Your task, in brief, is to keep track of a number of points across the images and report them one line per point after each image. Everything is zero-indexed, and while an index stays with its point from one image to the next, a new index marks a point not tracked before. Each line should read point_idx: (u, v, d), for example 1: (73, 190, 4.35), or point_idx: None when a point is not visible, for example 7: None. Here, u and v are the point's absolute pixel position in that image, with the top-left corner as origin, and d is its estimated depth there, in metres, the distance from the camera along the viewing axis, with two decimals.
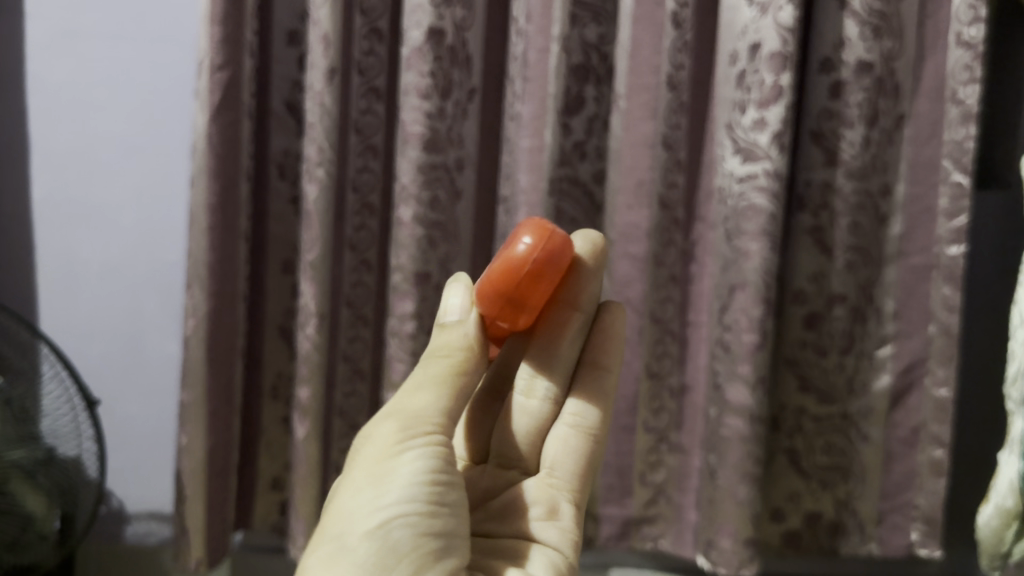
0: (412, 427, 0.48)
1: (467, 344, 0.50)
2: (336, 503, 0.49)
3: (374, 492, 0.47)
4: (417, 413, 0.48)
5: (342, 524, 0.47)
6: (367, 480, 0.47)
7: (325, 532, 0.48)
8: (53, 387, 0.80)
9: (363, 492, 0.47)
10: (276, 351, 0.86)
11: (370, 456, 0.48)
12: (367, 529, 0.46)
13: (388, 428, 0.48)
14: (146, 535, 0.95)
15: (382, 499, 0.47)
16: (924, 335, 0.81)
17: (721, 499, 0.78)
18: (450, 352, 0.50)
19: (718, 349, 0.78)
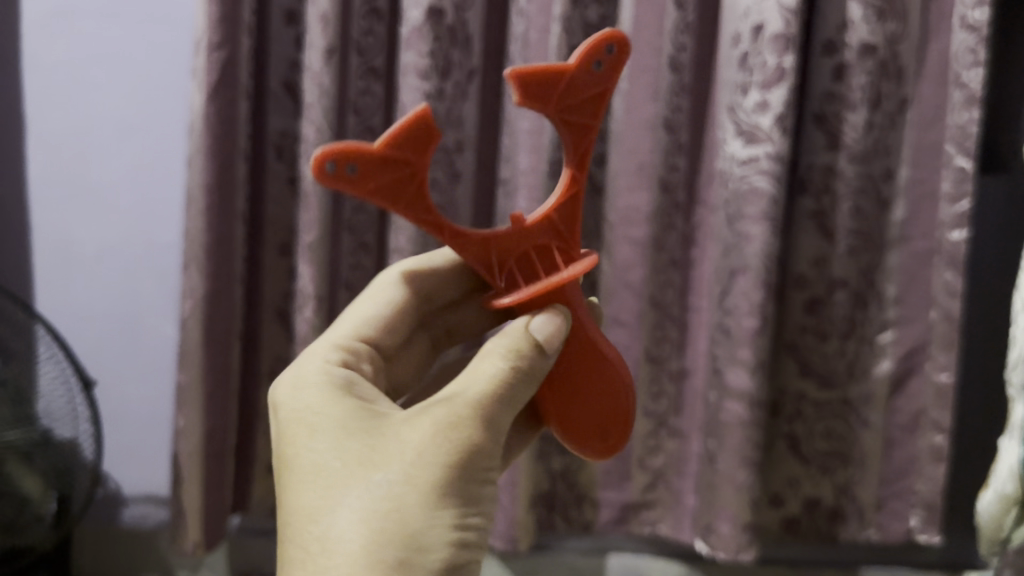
0: (490, 451, 0.42)
1: (535, 369, 0.46)
2: (376, 477, 0.40)
3: (459, 508, 0.40)
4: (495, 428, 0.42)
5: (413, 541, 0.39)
6: (448, 492, 0.40)
7: (364, 511, 0.39)
8: (50, 369, 0.80)
9: (441, 502, 0.40)
10: (273, 334, 0.86)
11: (445, 458, 0.40)
12: (444, 558, 0.39)
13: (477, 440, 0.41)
14: (142, 518, 0.96)
15: (464, 525, 0.40)
16: (925, 321, 0.80)
17: (720, 484, 0.78)
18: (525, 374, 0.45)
19: (718, 334, 0.77)
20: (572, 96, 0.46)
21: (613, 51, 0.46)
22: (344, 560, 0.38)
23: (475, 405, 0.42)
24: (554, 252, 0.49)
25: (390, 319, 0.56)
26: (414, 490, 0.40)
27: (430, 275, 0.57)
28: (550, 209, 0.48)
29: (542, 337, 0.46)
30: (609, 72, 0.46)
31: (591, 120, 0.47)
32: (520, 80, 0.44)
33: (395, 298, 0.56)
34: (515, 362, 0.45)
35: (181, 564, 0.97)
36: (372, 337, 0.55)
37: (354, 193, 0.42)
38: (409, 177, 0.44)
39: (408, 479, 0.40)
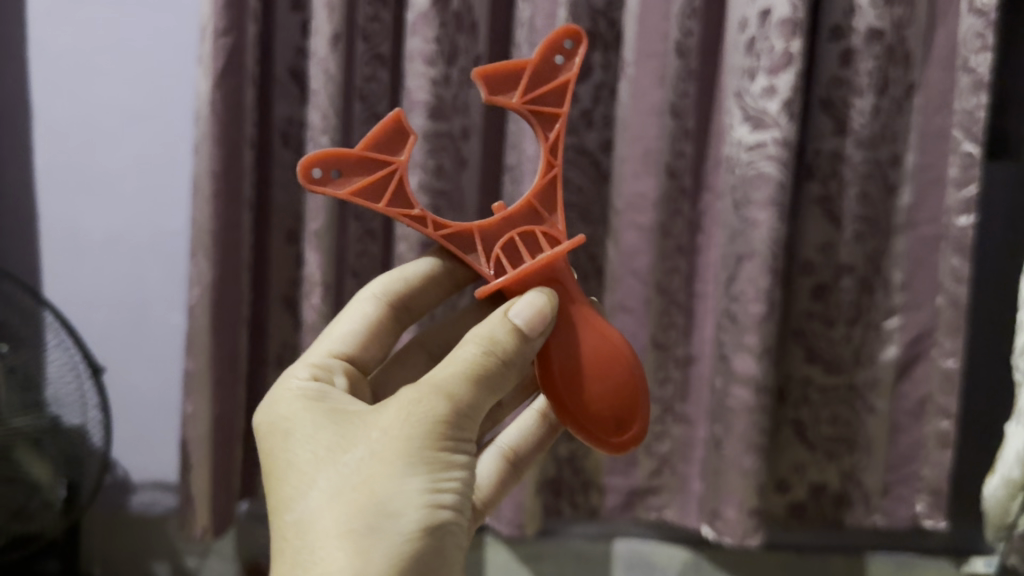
0: (460, 421, 0.45)
1: (515, 354, 0.48)
2: (345, 458, 0.44)
3: (428, 473, 0.43)
4: (467, 402, 0.45)
5: (392, 507, 0.42)
6: (414, 460, 0.43)
7: (335, 490, 0.43)
8: (58, 355, 0.80)
9: (409, 470, 0.43)
10: (281, 321, 0.86)
11: (408, 430, 0.44)
12: (417, 518, 0.42)
13: (443, 410, 0.44)
14: (151, 504, 0.96)
15: (435, 488, 0.43)
16: (932, 307, 0.81)
17: (727, 470, 0.78)
18: (503, 356, 0.47)
19: (725, 320, 0.77)
20: (535, 87, 0.52)
21: (570, 46, 0.53)
22: (321, 539, 0.42)
23: (440, 380, 0.45)
24: (539, 235, 0.52)
25: (365, 335, 0.59)
26: (381, 464, 0.43)
27: (402, 287, 0.60)
28: (531, 196, 0.53)
29: (522, 321, 0.48)
30: (570, 63, 0.53)
31: (559, 107, 0.53)
32: (483, 74, 0.51)
33: (369, 314, 0.59)
34: (488, 348, 0.47)
35: (190, 549, 0.97)
36: (347, 353, 0.58)
37: (342, 192, 0.48)
38: (391, 177, 0.50)
39: (373, 454, 0.43)
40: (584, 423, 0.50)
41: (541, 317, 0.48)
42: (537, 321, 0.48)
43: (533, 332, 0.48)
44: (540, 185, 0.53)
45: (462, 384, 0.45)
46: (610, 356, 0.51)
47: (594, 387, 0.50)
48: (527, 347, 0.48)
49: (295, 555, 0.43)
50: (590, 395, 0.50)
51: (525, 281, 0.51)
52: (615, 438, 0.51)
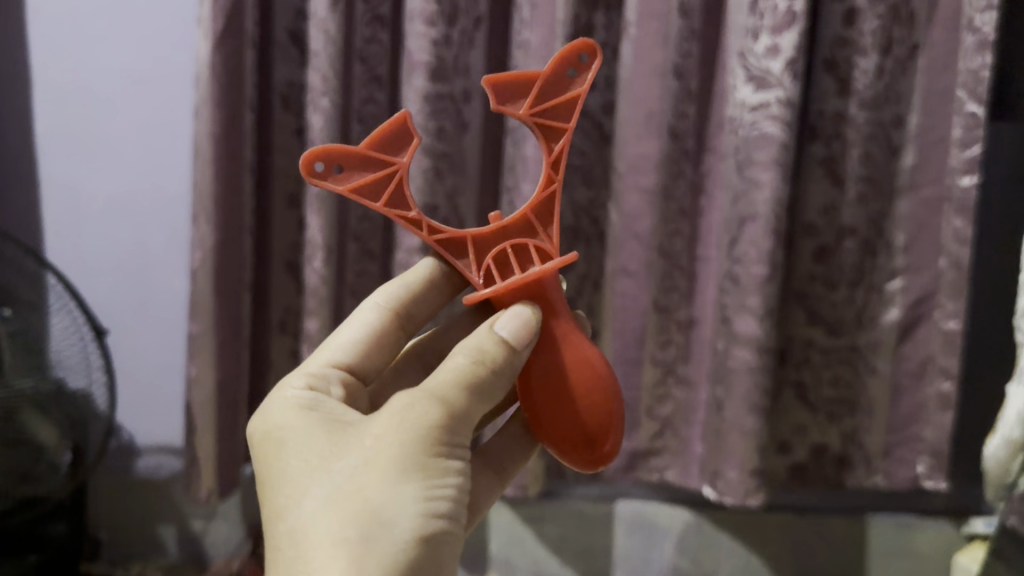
0: (452, 426, 0.46)
1: (505, 365, 0.49)
2: (337, 467, 0.45)
3: (423, 480, 0.44)
4: (459, 411, 0.46)
5: (386, 517, 0.43)
6: (409, 467, 0.44)
7: (330, 497, 0.44)
8: (61, 318, 0.80)
9: (403, 476, 0.44)
10: (283, 286, 0.86)
11: (402, 438, 0.45)
12: (412, 523, 0.43)
13: (437, 418, 0.45)
14: (157, 468, 0.97)
15: (429, 494, 0.44)
16: (934, 269, 0.80)
17: (728, 431, 0.79)
18: (494, 365, 0.48)
19: (727, 283, 0.77)
20: (545, 100, 0.53)
21: (585, 60, 0.53)
22: (317, 546, 0.43)
23: (432, 390, 0.46)
24: (532, 249, 0.52)
25: (368, 344, 0.58)
26: (374, 472, 0.44)
27: (402, 293, 0.59)
28: (528, 209, 0.53)
29: (509, 334, 0.49)
30: (582, 79, 0.53)
31: (568, 122, 0.53)
32: (494, 82, 0.52)
33: (372, 323, 0.58)
34: (476, 358, 0.48)
35: (195, 513, 0.98)
36: (349, 363, 0.56)
37: (340, 187, 0.49)
38: (390, 179, 0.50)
39: (366, 462, 0.44)
40: (562, 442, 0.50)
41: (528, 329, 0.49)
42: (523, 335, 0.49)
43: (521, 343, 0.49)
44: (537, 200, 0.53)
45: (456, 392, 0.47)
46: (593, 372, 0.50)
47: (569, 404, 0.50)
48: (514, 359, 0.49)
49: (291, 564, 0.43)
50: (565, 411, 0.50)
51: (512, 294, 0.51)
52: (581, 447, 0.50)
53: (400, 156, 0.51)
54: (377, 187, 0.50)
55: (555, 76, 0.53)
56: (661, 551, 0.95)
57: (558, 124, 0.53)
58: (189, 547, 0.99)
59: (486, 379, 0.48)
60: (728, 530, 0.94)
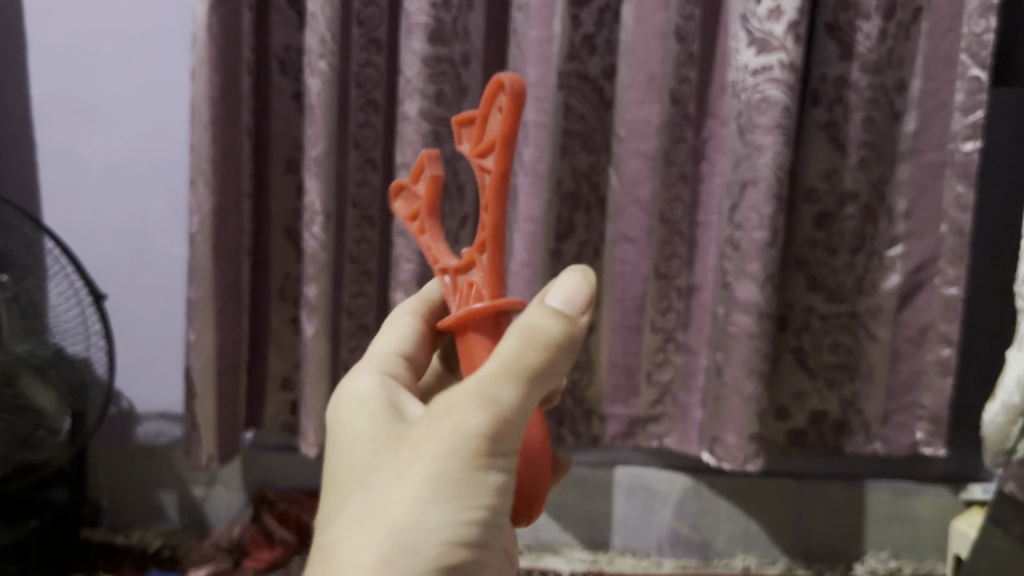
0: (500, 436, 0.37)
1: (567, 339, 0.39)
2: (375, 478, 0.38)
3: (453, 501, 0.36)
4: (508, 418, 0.37)
5: (403, 539, 0.35)
6: (440, 479, 0.36)
7: (361, 516, 0.37)
8: (59, 284, 0.81)
9: (431, 495, 0.36)
10: (282, 251, 0.86)
11: (438, 447, 0.36)
12: (433, 548, 0.36)
13: (480, 421, 0.36)
14: (157, 434, 0.97)
15: (455, 512, 0.36)
16: (935, 235, 0.80)
17: (727, 396, 0.79)
18: (550, 342, 0.38)
19: (728, 249, 0.77)
20: (481, 140, 0.41)
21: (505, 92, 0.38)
22: (338, 562, 0.36)
23: (478, 388, 0.37)
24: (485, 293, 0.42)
25: (417, 341, 0.50)
26: (404, 487, 0.36)
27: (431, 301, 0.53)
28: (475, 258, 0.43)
29: (562, 304, 0.40)
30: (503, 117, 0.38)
31: (490, 166, 0.40)
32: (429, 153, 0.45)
33: (414, 325, 0.51)
34: (525, 335, 0.38)
35: (196, 478, 0.98)
36: (404, 355, 0.49)
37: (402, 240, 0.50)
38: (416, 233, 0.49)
39: (399, 479, 0.37)
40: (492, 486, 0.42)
41: (584, 298, 0.41)
42: (579, 302, 0.40)
43: (577, 312, 0.40)
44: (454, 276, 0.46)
45: (503, 385, 0.37)
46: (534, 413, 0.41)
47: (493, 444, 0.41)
48: (575, 331, 0.40)
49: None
50: None
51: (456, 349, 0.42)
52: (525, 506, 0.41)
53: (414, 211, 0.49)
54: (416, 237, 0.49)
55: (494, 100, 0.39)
56: (659, 517, 0.96)
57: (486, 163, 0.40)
58: (190, 514, 0.99)
59: (547, 363, 0.38)
60: (726, 496, 0.95)
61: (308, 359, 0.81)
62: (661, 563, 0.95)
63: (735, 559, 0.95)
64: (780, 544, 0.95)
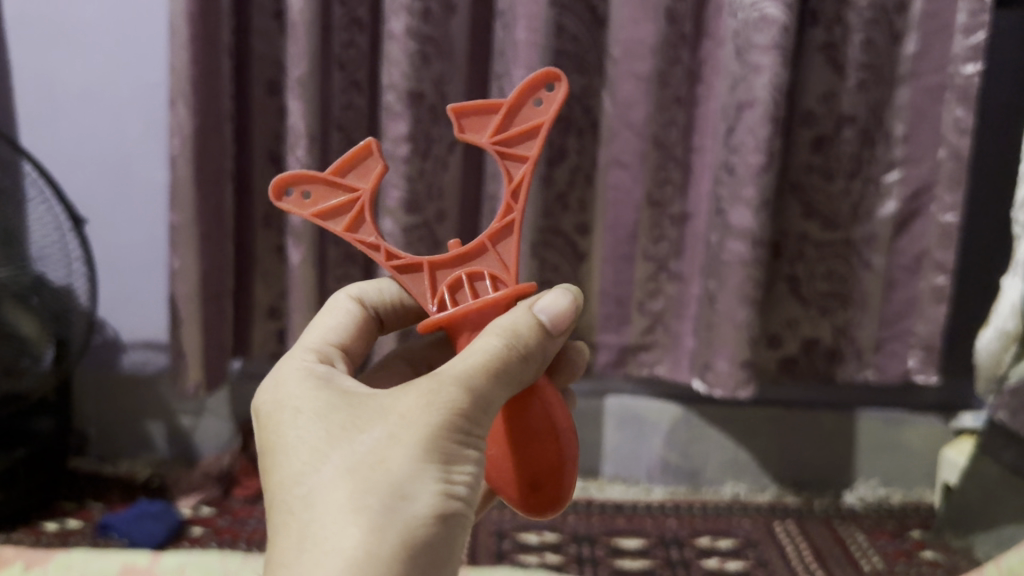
0: (483, 411, 0.37)
1: (537, 350, 0.39)
2: (357, 439, 0.36)
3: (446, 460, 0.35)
4: (491, 398, 0.37)
5: (400, 494, 0.34)
6: (435, 443, 0.35)
7: (347, 471, 0.35)
8: (38, 210, 0.78)
9: (428, 455, 0.35)
10: (265, 176, 0.83)
11: (431, 413, 0.35)
12: (431, 506, 0.34)
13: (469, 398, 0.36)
14: (143, 363, 0.96)
15: (447, 477, 0.35)
16: (932, 160, 0.78)
17: (720, 323, 0.78)
18: (524, 350, 0.38)
19: (723, 173, 0.75)
20: (503, 130, 0.44)
21: (547, 93, 0.44)
22: (328, 516, 0.34)
23: (465, 364, 0.37)
24: (487, 277, 0.43)
25: (356, 328, 0.49)
26: (399, 445, 0.35)
27: (381, 300, 0.52)
28: (485, 235, 0.43)
29: (546, 316, 0.40)
30: (549, 106, 0.44)
31: (529, 153, 0.43)
32: (453, 108, 0.44)
33: (353, 310, 0.50)
34: (510, 340, 0.38)
35: (184, 408, 0.98)
36: (343, 344, 0.48)
37: (302, 212, 0.43)
38: (352, 205, 0.44)
39: (392, 437, 0.35)
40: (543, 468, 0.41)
41: (567, 317, 0.41)
42: (561, 318, 0.41)
43: (557, 330, 0.41)
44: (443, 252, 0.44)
45: (484, 374, 0.37)
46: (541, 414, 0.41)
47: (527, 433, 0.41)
48: (548, 347, 0.40)
49: (299, 536, 0.34)
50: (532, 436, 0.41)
51: (483, 312, 0.41)
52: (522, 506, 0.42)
53: (363, 183, 0.44)
54: (339, 213, 0.44)
55: (509, 104, 0.44)
56: (649, 446, 0.96)
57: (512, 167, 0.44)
58: (178, 443, 0.99)
59: (523, 365, 0.38)
60: (716, 423, 0.94)
61: (296, 287, 0.80)
62: (651, 490, 0.96)
63: (724, 486, 0.96)
64: (769, 472, 0.96)
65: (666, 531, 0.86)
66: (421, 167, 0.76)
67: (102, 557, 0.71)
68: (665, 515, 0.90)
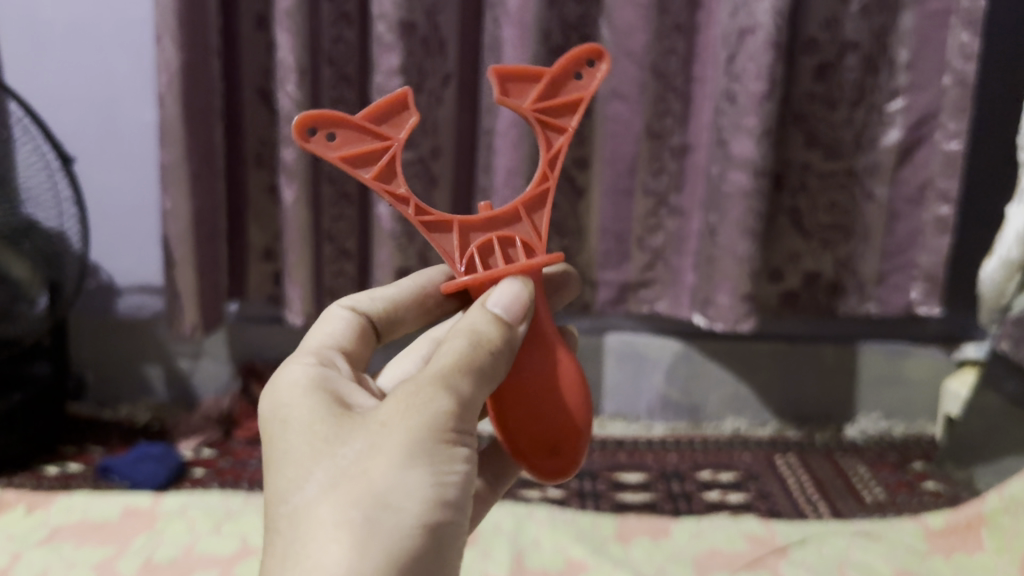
0: (463, 413, 0.36)
1: (503, 346, 0.38)
2: (339, 451, 0.34)
3: (431, 466, 0.34)
4: (468, 400, 0.36)
5: (386, 504, 0.32)
6: (419, 449, 0.34)
7: (330, 485, 0.33)
8: (26, 149, 0.77)
9: (413, 461, 0.33)
10: (255, 113, 0.82)
11: (411, 421, 0.34)
12: (417, 514, 0.33)
13: (446, 404, 0.35)
14: (138, 308, 0.95)
15: (435, 482, 0.34)
16: (937, 87, 0.76)
17: (721, 257, 0.77)
18: (489, 348, 0.38)
19: (724, 102, 0.74)
20: (546, 98, 0.45)
21: (589, 69, 0.46)
22: (312, 532, 0.32)
23: (439, 372, 0.36)
24: (520, 243, 0.43)
25: (355, 337, 0.46)
26: (381, 455, 0.33)
27: (376, 307, 0.48)
28: (520, 202, 0.44)
29: (500, 310, 0.39)
30: (590, 82, 0.46)
31: (570, 124, 0.45)
32: (498, 71, 0.44)
33: (349, 320, 0.47)
34: (473, 338, 0.37)
35: (181, 351, 0.97)
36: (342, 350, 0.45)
37: (331, 153, 0.41)
38: (383, 154, 0.43)
39: (374, 446, 0.34)
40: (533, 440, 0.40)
41: (522, 304, 0.40)
42: (517, 308, 0.39)
43: (515, 320, 0.39)
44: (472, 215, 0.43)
45: (459, 376, 0.36)
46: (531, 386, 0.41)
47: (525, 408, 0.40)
48: (513, 340, 0.39)
49: (285, 555, 0.32)
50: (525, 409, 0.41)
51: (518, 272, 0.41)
52: (552, 464, 0.40)
53: (396, 133, 0.43)
54: (369, 161, 0.43)
55: (556, 73, 0.45)
56: (649, 381, 0.95)
57: (556, 136, 0.44)
58: (177, 386, 0.99)
59: (490, 362, 0.37)
60: (716, 358, 0.94)
61: (291, 226, 0.79)
62: (652, 427, 0.96)
63: (724, 421, 0.96)
64: (770, 407, 0.96)
65: (667, 466, 0.86)
66: (413, 101, 0.75)
67: (103, 499, 0.71)
68: (666, 450, 0.89)
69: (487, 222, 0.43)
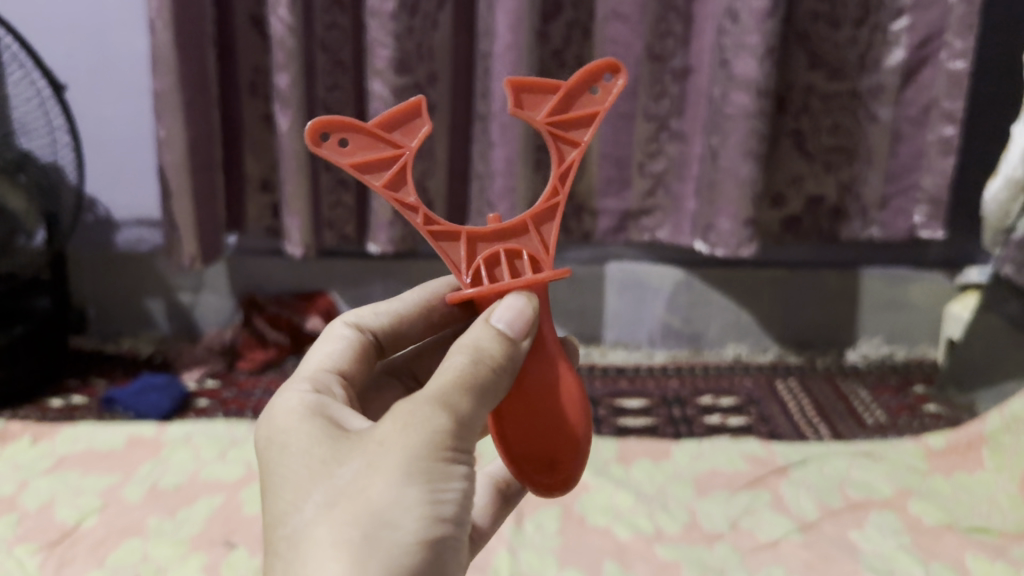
0: (463, 432, 0.32)
1: (507, 362, 0.34)
2: (335, 472, 0.31)
3: (428, 485, 0.30)
4: (469, 418, 0.32)
5: (381, 525, 0.29)
6: (415, 466, 0.30)
7: (325, 509, 0.30)
8: (17, 78, 0.76)
9: (410, 481, 0.30)
10: (248, 41, 0.80)
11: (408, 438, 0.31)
12: (415, 532, 0.30)
13: (444, 420, 0.31)
14: (137, 241, 0.95)
15: (433, 502, 0.31)
16: (943, 4, 0.75)
17: (722, 181, 0.76)
18: (495, 363, 0.34)
19: (726, 22, 0.72)
20: (560, 111, 0.41)
21: (607, 83, 0.42)
22: (305, 559, 0.29)
23: (435, 389, 0.32)
24: (526, 255, 0.38)
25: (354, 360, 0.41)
26: (377, 475, 0.30)
27: (381, 322, 0.44)
28: (529, 214, 0.39)
29: (506, 326, 0.35)
30: (606, 97, 0.41)
31: (582, 138, 0.41)
32: (512, 81, 0.40)
33: (349, 339, 0.42)
34: (476, 356, 0.34)
35: (181, 285, 0.97)
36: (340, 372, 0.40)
37: (342, 159, 0.38)
38: (394, 163, 0.39)
39: (371, 465, 0.31)
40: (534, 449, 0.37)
41: (527, 318, 0.36)
42: (522, 324, 0.35)
43: (519, 336, 0.35)
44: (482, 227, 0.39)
45: (459, 396, 0.32)
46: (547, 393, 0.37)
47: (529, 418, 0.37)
48: (516, 357, 0.35)
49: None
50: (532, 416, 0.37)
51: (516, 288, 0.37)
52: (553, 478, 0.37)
53: (408, 142, 0.39)
54: (379, 168, 0.39)
55: (572, 86, 0.41)
56: (651, 310, 0.95)
57: (570, 154, 0.40)
58: (178, 320, 0.99)
59: (493, 380, 0.34)
60: (717, 286, 0.93)
61: (287, 154, 0.78)
62: (653, 355, 0.96)
63: (725, 348, 0.96)
64: (771, 333, 0.96)
65: (667, 392, 0.87)
66: (408, 25, 0.73)
67: (107, 428, 0.71)
68: (667, 377, 0.90)
69: (492, 234, 0.39)
